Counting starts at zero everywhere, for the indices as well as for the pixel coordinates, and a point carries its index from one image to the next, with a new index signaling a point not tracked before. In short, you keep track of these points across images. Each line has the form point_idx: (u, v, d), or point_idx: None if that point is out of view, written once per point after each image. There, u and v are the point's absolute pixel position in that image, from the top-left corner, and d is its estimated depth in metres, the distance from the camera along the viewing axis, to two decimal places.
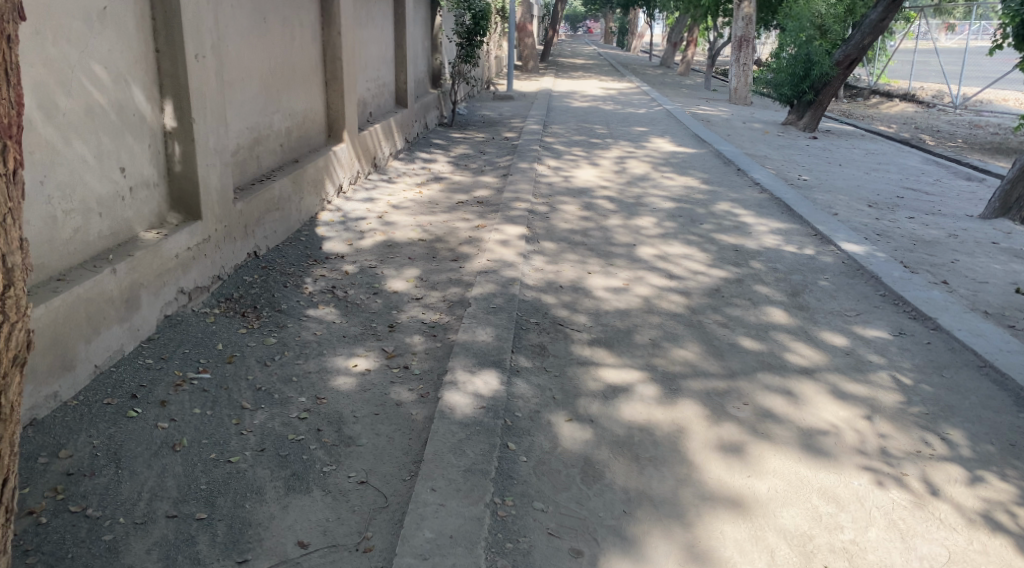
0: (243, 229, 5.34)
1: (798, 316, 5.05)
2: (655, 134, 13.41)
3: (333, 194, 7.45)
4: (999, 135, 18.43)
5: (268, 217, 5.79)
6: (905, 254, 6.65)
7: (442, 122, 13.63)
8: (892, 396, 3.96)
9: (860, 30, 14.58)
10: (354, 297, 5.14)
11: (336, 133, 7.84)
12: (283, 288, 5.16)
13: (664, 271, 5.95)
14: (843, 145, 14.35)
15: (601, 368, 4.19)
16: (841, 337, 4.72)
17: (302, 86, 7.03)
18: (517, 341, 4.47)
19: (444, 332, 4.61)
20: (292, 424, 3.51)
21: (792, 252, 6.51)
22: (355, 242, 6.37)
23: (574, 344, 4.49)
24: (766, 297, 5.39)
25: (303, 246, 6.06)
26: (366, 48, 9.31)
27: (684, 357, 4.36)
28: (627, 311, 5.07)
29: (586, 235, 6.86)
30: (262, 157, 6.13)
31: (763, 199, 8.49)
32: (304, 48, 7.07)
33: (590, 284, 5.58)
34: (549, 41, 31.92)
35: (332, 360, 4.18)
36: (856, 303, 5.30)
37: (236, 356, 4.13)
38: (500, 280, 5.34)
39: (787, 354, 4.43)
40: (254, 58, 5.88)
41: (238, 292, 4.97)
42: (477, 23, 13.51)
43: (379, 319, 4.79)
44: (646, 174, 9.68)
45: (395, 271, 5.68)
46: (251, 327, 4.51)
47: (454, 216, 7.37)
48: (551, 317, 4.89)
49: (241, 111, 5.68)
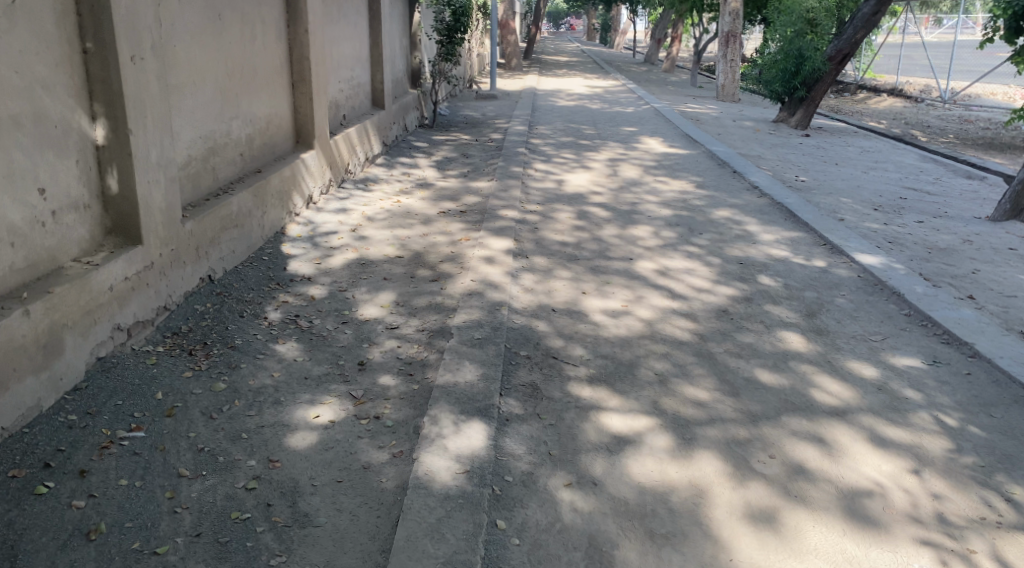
0: (194, 251, 4.74)
1: (819, 342, 4.53)
2: (644, 134, 12.88)
3: (302, 205, 6.85)
4: (991, 130, 18.05)
5: (225, 235, 5.19)
6: (922, 264, 6.15)
7: (422, 124, 13.04)
8: (939, 442, 3.44)
9: (852, 24, 14.13)
10: (320, 328, 4.57)
11: (305, 139, 7.24)
12: (238, 319, 4.57)
13: (666, 289, 5.42)
14: (838, 143, 13.90)
15: (603, 413, 3.64)
16: (869, 368, 4.18)
17: (264, 89, 6.42)
18: (505, 380, 3.91)
19: (422, 370, 4.04)
20: (236, 497, 2.95)
21: (802, 264, 5.99)
22: (324, 261, 5.79)
23: (571, 382, 3.93)
24: (781, 319, 4.86)
25: (266, 267, 5.48)
26: (338, 48, 8.71)
27: (698, 397, 3.81)
28: (629, 340, 4.52)
29: (577, 248, 6.31)
30: (218, 169, 5.53)
31: (765, 205, 7.97)
32: (267, 47, 6.46)
33: (586, 307, 5.02)
34: (532, 38, 31.14)
35: (290, 411, 3.60)
36: (880, 325, 4.78)
37: (178, 407, 3.54)
38: (486, 305, 4.78)
39: (814, 391, 3.90)
40: (207, 59, 5.27)
41: (187, 326, 4.39)
42: (458, 20, 12.93)
43: (347, 355, 4.22)
44: (638, 178, 9.14)
45: (368, 295, 5.11)
46: (198, 369, 3.91)
47: (435, 228, 6.80)
48: (545, 349, 4.34)
49: (193, 119, 5.08)
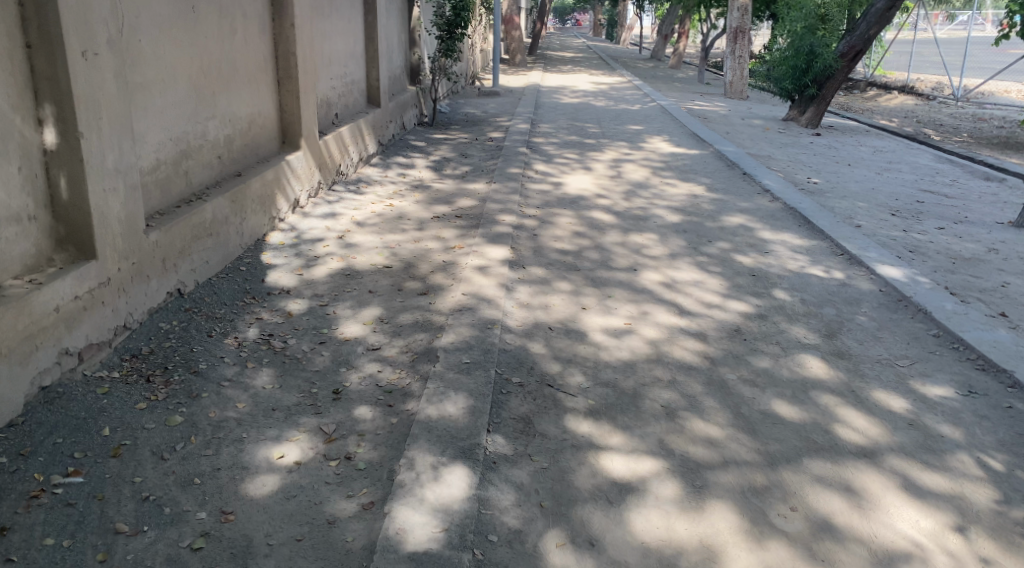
0: (160, 264, 4.36)
1: (841, 367, 4.12)
2: (650, 133, 12.47)
3: (286, 210, 6.47)
4: (1006, 128, 17.55)
5: (197, 245, 4.81)
6: (947, 277, 5.74)
7: (422, 122, 12.66)
8: (983, 492, 3.05)
9: (865, 20, 13.63)
10: (295, 349, 4.18)
11: (291, 139, 6.86)
12: (206, 339, 4.19)
13: (673, 304, 5.02)
14: (850, 142, 13.45)
15: (604, 453, 3.26)
16: (898, 398, 3.78)
17: (246, 87, 6.03)
18: (495, 412, 3.53)
19: (403, 400, 3.66)
20: (178, 559, 2.58)
21: (819, 277, 5.59)
22: (306, 271, 5.40)
23: (568, 416, 3.54)
24: (798, 340, 4.46)
25: (242, 278, 5.09)
26: (329, 43, 8.31)
27: (709, 433, 3.43)
28: (633, 364, 4.13)
29: (578, 258, 5.90)
30: (191, 173, 5.14)
31: (777, 210, 7.56)
32: (249, 43, 6.07)
33: (586, 325, 4.63)
34: (536, 34, 30.61)
35: (253, 450, 3.22)
36: (907, 347, 4.37)
37: (127, 445, 3.16)
38: (477, 323, 4.40)
39: (839, 427, 3.50)
40: (177, 56, 4.88)
41: (149, 347, 4.00)
42: (457, 15, 12.56)
43: (322, 382, 3.84)
44: (644, 181, 8.73)
45: (351, 311, 4.72)
46: (155, 399, 3.53)
47: (428, 234, 6.41)
48: (540, 374, 3.95)
49: (161, 120, 4.69)
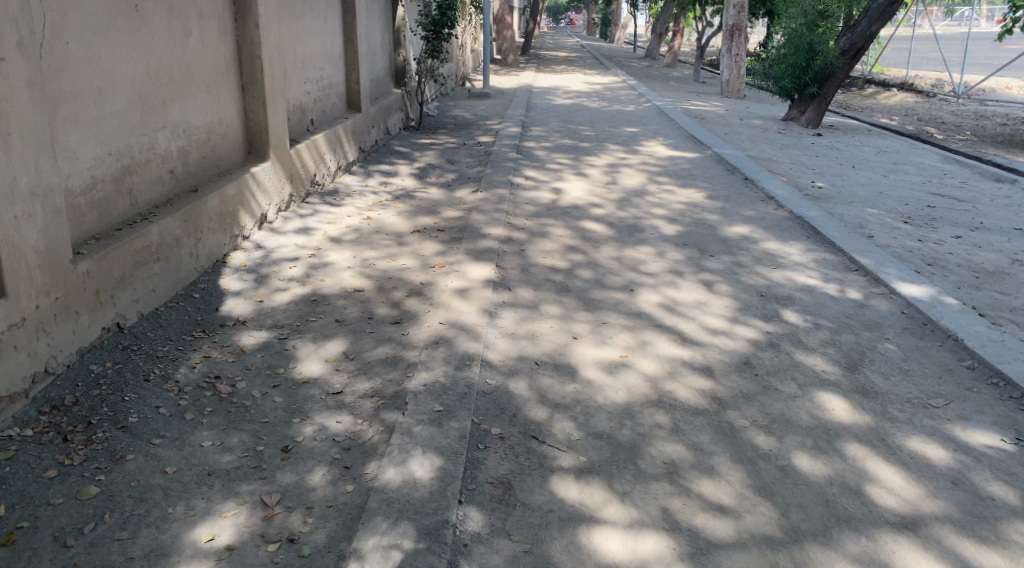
0: (92, 297, 3.84)
1: (866, 409, 3.60)
2: (645, 135, 11.95)
3: (251, 226, 5.94)
4: (1010, 125, 17.09)
5: (140, 272, 4.29)
6: (973, 295, 5.24)
7: (407, 126, 12.11)
8: None
9: (866, 16, 13.05)
10: (244, 394, 3.66)
11: (258, 149, 6.33)
12: (142, 384, 3.67)
13: (675, 330, 4.52)
14: (852, 142, 12.95)
15: (596, 529, 2.75)
16: (936, 449, 3.28)
17: (203, 93, 5.50)
18: (469, 475, 3.01)
19: (364, 460, 3.14)
20: None
21: (833, 296, 5.09)
22: (267, 297, 4.88)
23: (555, 478, 3.03)
24: (817, 375, 3.94)
25: (194, 309, 4.57)
26: (302, 45, 7.78)
27: (720, 499, 2.93)
28: (630, 407, 3.62)
29: (569, 276, 5.39)
30: (136, 190, 4.61)
31: (784, 219, 7.06)
32: (206, 44, 5.54)
33: (577, 358, 4.11)
34: (530, 33, 29.94)
35: (177, 531, 2.71)
36: (938, 383, 3.86)
37: (23, 529, 2.67)
38: (454, 359, 3.88)
39: (871, 487, 3.00)
40: (117, 59, 4.36)
41: (74, 396, 3.48)
42: (444, 14, 11.99)
43: (270, 436, 3.31)
44: (641, 187, 8.24)
45: (313, 345, 4.21)
46: (69, 463, 3.02)
47: (406, 251, 5.89)
48: (523, 423, 3.43)
49: (97, 133, 4.18)
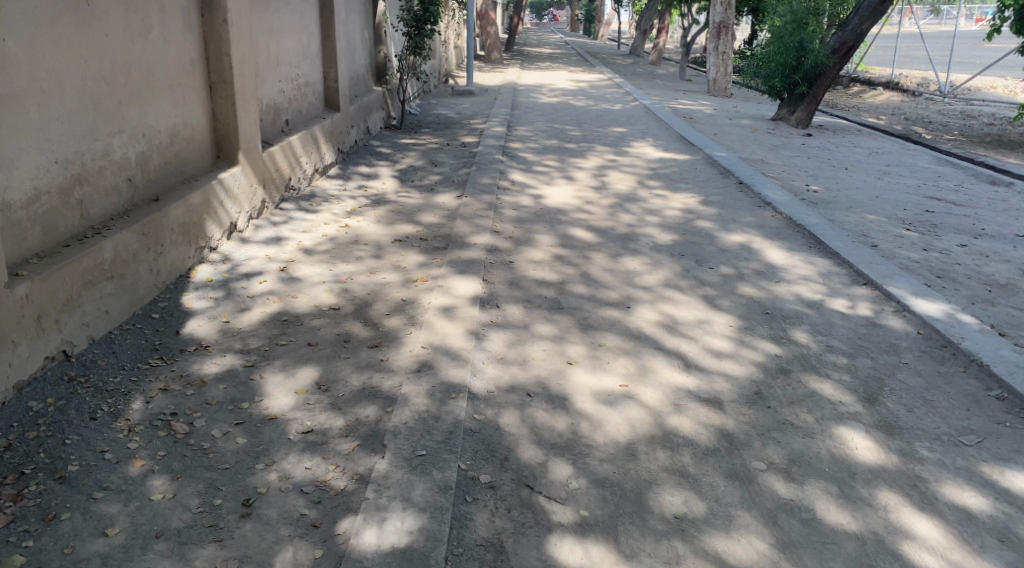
0: (33, 325, 3.43)
1: (893, 448, 3.27)
2: (634, 136, 11.62)
3: (219, 237, 5.52)
4: (998, 125, 16.93)
5: (91, 293, 3.88)
6: (991, 311, 4.93)
7: (388, 125, 11.71)
8: None
9: (857, 14, 12.79)
10: (202, 435, 3.27)
11: (227, 153, 5.92)
12: (87, 423, 3.26)
13: (677, 354, 4.17)
14: (842, 143, 12.69)
15: None
16: (976, 498, 2.95)
17: (166, 94, 5.08)
18: (456, 537, 2.65)
19: (335, 518, 2.76)
20: None
21: (843, 313, 4.77)
22: (233, 316, 4.48)
23: (553, 538, 2.68)
24: (835, 407, 3.60)
25: (151, 331, 4.17)
26: (275, 41, 7.35)
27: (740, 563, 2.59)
28: (633, 447, 3.26)
29: (561, 291, 5.03)
30: (88, 201, 4.19)
31: (783, 226, 6.74)
32: (169, 40, 5.11)
33: (572, 388, 3.75)
34: (514, 29, 29.43)
35: None
36: (967, 417, 3.54)
37: None
38: (438, 391, 3.50)
39: (908, 548, 2.67)
40: (64, 57, 3.94)
41: (6, 439, 3.08)
42: (426, 10, 11.52)
43: (230, 487, 2.93)
44: (632, 192, 7.89)
45: (282, 374, 3.82)
46: None
47: (385, 263, 5.50)
48: (515, 468, 3.07)
49: (41, 140, 3.76)
